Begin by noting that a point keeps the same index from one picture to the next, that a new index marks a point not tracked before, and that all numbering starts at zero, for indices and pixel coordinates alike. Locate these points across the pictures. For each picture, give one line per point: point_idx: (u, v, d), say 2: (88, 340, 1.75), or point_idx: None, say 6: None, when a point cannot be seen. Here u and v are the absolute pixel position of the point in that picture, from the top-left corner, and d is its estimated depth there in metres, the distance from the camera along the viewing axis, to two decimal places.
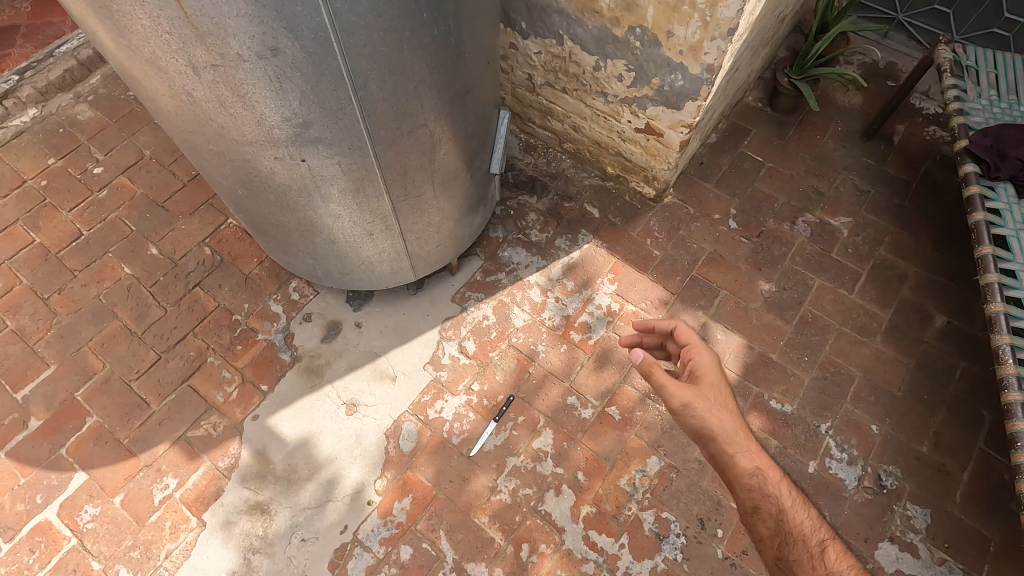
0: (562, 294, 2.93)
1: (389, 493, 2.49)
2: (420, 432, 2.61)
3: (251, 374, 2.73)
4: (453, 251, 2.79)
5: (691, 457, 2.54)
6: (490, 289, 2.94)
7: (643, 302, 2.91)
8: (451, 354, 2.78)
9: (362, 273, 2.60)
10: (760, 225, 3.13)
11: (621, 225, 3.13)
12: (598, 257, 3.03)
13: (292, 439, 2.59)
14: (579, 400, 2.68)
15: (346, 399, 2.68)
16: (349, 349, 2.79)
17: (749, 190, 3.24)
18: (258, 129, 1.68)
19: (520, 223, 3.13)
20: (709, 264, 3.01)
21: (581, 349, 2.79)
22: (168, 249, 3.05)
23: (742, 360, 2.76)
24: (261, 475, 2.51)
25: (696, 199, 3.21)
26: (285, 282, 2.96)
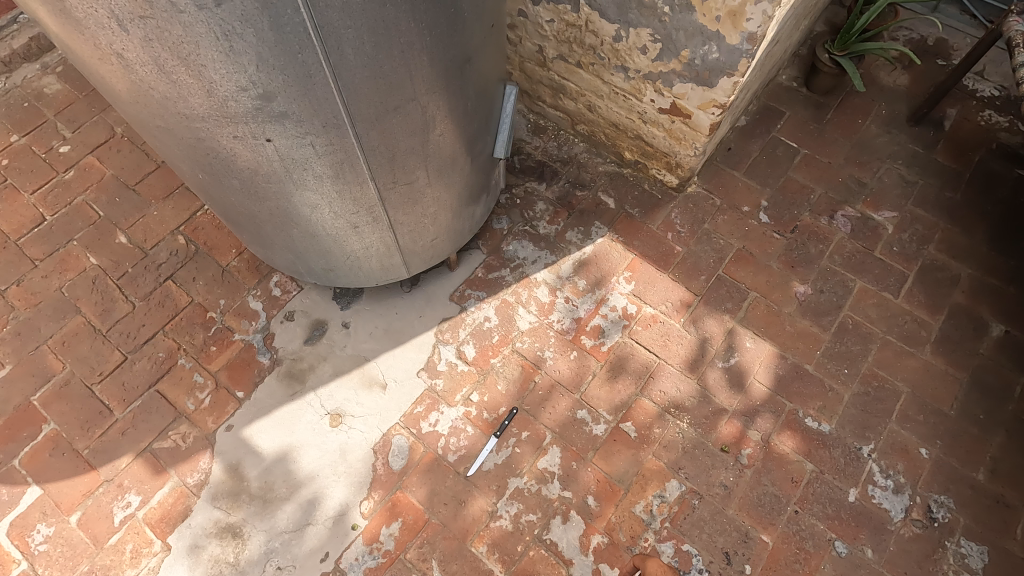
0: (572, 294, 2.63)
1: (376, 517, 2.22)
2: (412, 448, 2.34)
3: (226, 379, 2.46)
4: (452, 245, 2.49)
5: (715, 482, 2.26)
6: (493, 287, 2.65)
7: (663, 304, 2.61)
8: (448, 360, 2.50)
9: (347, 269, 2.30)
10: (794, 219, 2.81)
11: (639, 216, 2.82)
12: (613, 253, 2.73)
13: (269, 453, 2.32)
14: (591, 414, 2.39)
15: (331, 408, 2.41)
16: (335, 353, 2.51)
17: (781, 180, 2.92)
18: (210, 100, 1.38)
19: (527, 213, 2.82)
20: (736, 262, 2.70)
21: (593, 357, 2.50)
22: (138, 237, 2.77)
23: (773, 371, 2.47)
24: (234, 493, 2.25)
25: (722, 188, 2.89)
26: (266, 277, 2.67)
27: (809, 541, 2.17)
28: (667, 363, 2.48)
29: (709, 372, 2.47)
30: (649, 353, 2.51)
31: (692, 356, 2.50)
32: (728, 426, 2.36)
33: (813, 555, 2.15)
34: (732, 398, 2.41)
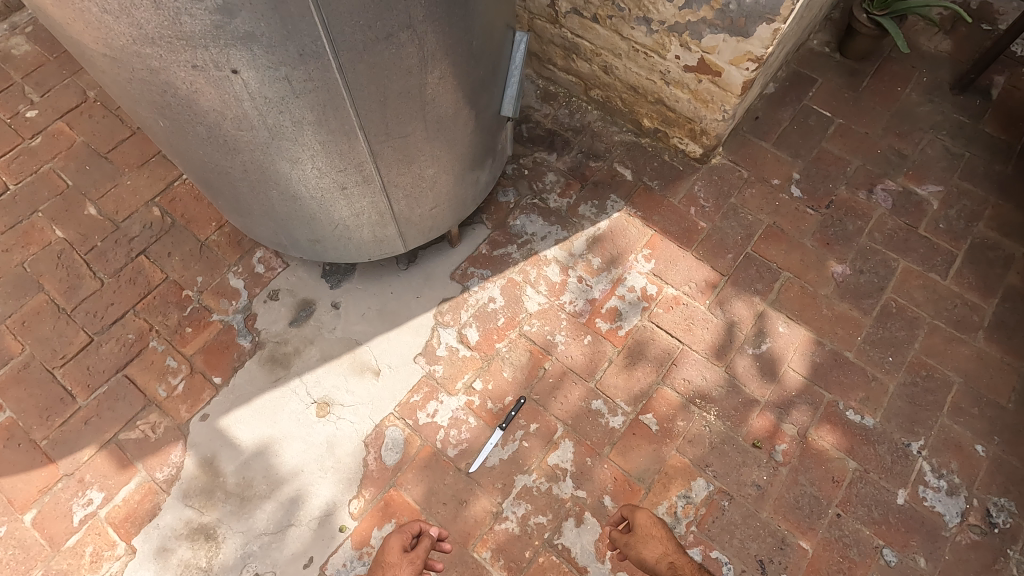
0: (585, 273, 2.38)
1: (366, 518, 1.99)
2: (408, 441, 2.10)
3: (202, 363, 2.21)
4: (454, 218, 2.23)
5: (747, 482, 2.02)
6: (498, 265, 2.40)
7: (686, 285, 2.36)
8: (448, 345, 2.25)
9: (336, 241, 2.04)
10: (829, 193, 2.56)
11: (658, 189, 2.57)
12: (630, 228, 2.48)
13: (248, 446, 2.08)
14: (607, 405, 2.15)
15: (317, 397, 2.17)
16: (323, 336, 2.27)
17: (814, 151, 2.67)
18: (157, 12, 1.13)
19: (536, 185, 2.57)
20: (766, 240, 2.45)
21: (609, 342, 2.25)
22: (109, 209, 2.52)
23: (810, 358, 2.22)
24: (208, 490, 2.01)
25: (750, 160, 2.64)
26: (249, 252, 2.42)
27: (853, 549, 1.93)
28: (691, 349, 2.24)
29: (739, 359, 2.22)
30: (671, 338, 2.26)
31: (719, 342, 2.25)
32: (760, 419, 2.11)
33: (857, 564, 1.91)
34: (764, 388, 2.16)
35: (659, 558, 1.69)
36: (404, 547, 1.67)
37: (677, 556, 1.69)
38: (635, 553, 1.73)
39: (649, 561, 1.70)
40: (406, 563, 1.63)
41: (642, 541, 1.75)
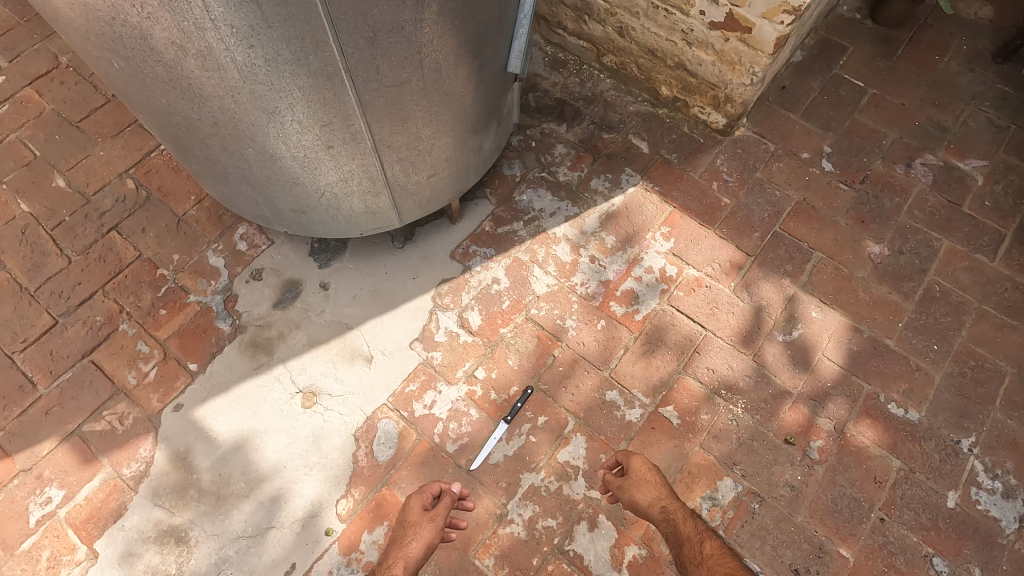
0: (598, 253, 2.17)
1: (355, 520, 1.79)
2: (403, 435, 1.90)
3: (176, 349, 2.01)
4: (455, 188, 2.02)
5: (779, 482, 1.82)
6: (502, 244, 2.19)
7: (709, 265, 2.15)
8: (448, 330, 2.05)
9: (324, 211, 1.82)
10: (863, 167, 2.35)
11: (677, 163, 2.36)
12: (647, 204, 2.27)
13: (225, 440, 1.88)
14: (623, 396, 1.94)
15: (303, 386, 1.96)
16: (310, 319, 2.06)
17: (846, 123, 2.45)
18: None
19: (544, 157, 2.36)
20: (796, 217, 2.24)
21: (625, 327, 2.05)
22: (80, 181, 2.32)
23: (846, 346, 2.01)
24: (179, 489, 1.81)
25: (776, 132, 2.43)
26: (230, 228, 2.22)
27: (899, 557, 1.73)
28: (715, 335, 2.03)
29: (768, 347, 2.01)
30: (693, 323, 2.05)
31: (746, 328, 2.04)
32: (793, 413, 1.91)
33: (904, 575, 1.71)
34: (797, 378, 1.96)
35: (654, 504, 1.62)
36: (424, 506, 1.64)
37: (673, 503, 1.63)
38: (628, 497, 1.65)
39: (642, 506, 1.62)
40: (427, 521, 1.60)
41: (635, 485, 1.66)
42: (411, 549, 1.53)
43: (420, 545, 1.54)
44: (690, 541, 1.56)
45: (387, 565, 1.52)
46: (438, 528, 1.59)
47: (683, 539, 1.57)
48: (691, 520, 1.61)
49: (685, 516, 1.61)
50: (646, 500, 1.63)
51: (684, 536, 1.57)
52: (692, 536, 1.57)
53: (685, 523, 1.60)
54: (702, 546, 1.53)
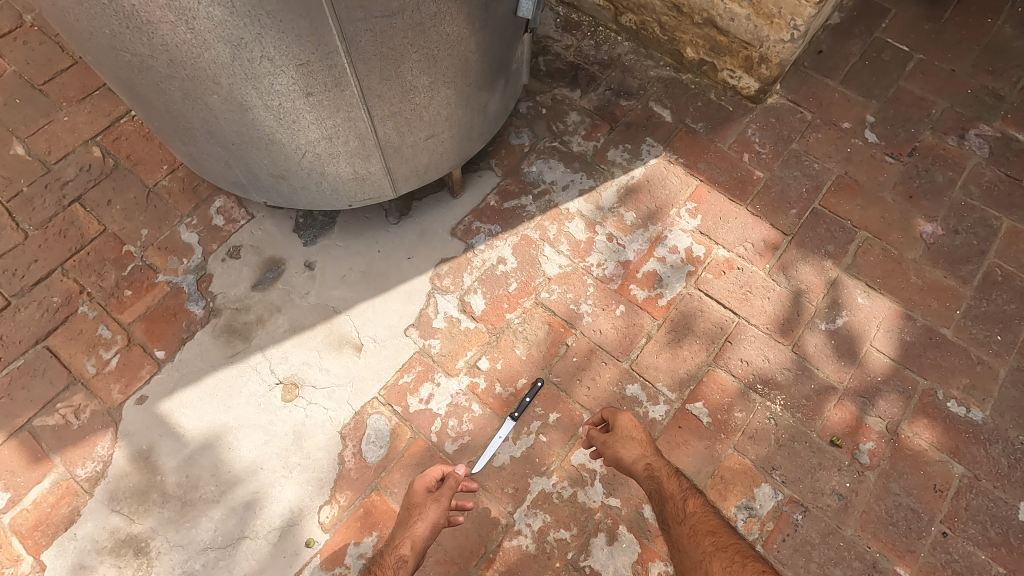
0: (616, 231, 1.94)
1: (340, 530, 1.57)
2: (395, 433, 1.67)
3: (141, 334, 1.79)
4: (457, 155, 1.78)
5: (826, 490, 1.59)
6: (509, 220, 1.96)
7: (741, 245, 1.92)
8: (447, 315, 1.82)
9: (306, 175, 1.58)
10: (911, 139, 2.11)
11: (704, 133, 2.12)
12: (671, 178, 2.03)
13: (194, 436, 1.66)
14: (645, 390, 1.71)
15: (284, 376, 1.74)
16: (293, 302, 1.83)
17: (890, 91, 2.21)
18: None
19: (556, 125, 2.13)
20: (838, 193, 2.01)
21: (647, 313, 1.82)
22: (40, 148, 2.08)
23: (897, 337, 1.78)
24: (140, 492, 1.59)
25: (814, 100, 2.19)
26: (206, 201, 1.99)
27: None
28: (749, 323, 1.80)
29: (809, 337, 1.78)
30: (723, 309, 1.82)
31: (783, 315, 1.81)
32: (839, 411, 1.68)
33: None
34: (842, 372, 1.73)
35: (638, 460, 1.47)
36: (428, 488, 1.47)
37: (658, 461, 1.47)
38: (610, 452, 1.50)
39: (626, 462, 1.47)
40: (431, 502, 1.43)
41: (620, 442, 1.51)
42: (418, 529, 1.38)
43: (425, 526, 1.38)
44: (672, 498, 1.39)
45: (393, 548, 1.37)
46: (444, 508, 1.42)
47: (665, 495, 1.40)
48: (677, 478, 1.44)
49: (671, 474, 1.45)
50: (629, 457, 1.47)
51: (667, 492, 1.40)
52: (675, 493, 1.40)
53: (670, 479, 1.43)
54: (687, 505, 1.37)
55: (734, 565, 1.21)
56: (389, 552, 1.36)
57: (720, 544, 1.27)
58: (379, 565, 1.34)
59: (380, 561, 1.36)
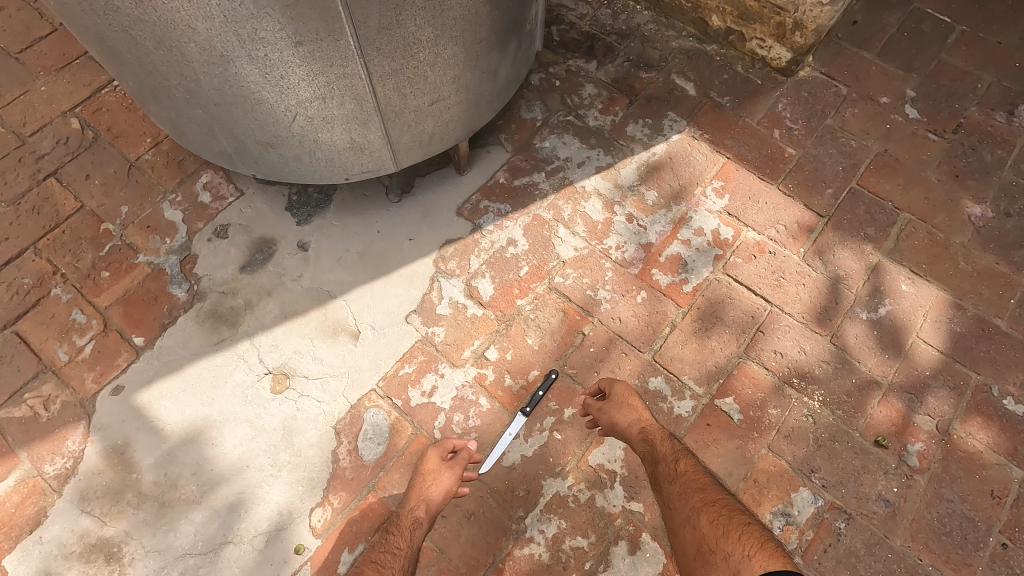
0: (637, 211, 1.78)
1: (333, 535, 1.42)
2: (395, 429, 1.52)
3: (119, 319, 1.64)
4: (465, 125, 1.62)
5: (871, 495, 1.44)
6: (520, 199, 1.81)
7: (773, 228, 1.76)
8: (452, 300, 1.67)
9: (298, 143, 1.43)
10: (956, 115, 1.95)
11: (731, 107, 1.96)
12: (695, 154, 1.88)
13: (174, 431, 1.51)
14: (670, 384, 1.56)
15: (273, 366, 1.59)
16: (284, 286, 1.68)
17: (932, 64, 2.04)
18: None
19: (570, 98, 1.97)
20: (877, 172, 1.85)
21: (671, 299, 1.66)
22: (14, 119, 1.92)
23: (946, 328, 1.62)
24: (114, 492, 1.44)
25: (849, 73, 2.02)
26: (192, 176, 1.83)
27: None
28: (783, 311, 1.64)
29: (849, 328, 1.62)
30: (755, 296, 1.67)
31: (820, 303, 1.65)
32: (884, 408, 1.53)
33: None
34: (887, 365, 1.57)
35: (632, 425, 1.40)
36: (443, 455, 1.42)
37: (653, 426, 1.41)
38: (604, 418, 1.42)
39: (620, 427, 1.40)
40: (446, 469, 1.38)
41: (615, 407, 1.43)
42: (432, 493, 1.35)
43: (440, 491, 1.35)
44: (665, 461, 1.35)
45: (406, 508, 1.35)
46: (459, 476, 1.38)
47: (658, 457, 1.36)
48: (674, 443, 1.39)
49: (667, 439, 1.39)
50: (623, 422, 1.40)
51: (660, 454, 1.36)
52: (670, 456, 1.36)
53: (663, 443, 1.38)
54: (679, 468, 1.33)
55: (721, 519, 1.21)
56: (403, 514, 1.33)
57: (710, 501, 1.25)
58: (395, 525, 1.32)
59: (396, 520, 1.33)
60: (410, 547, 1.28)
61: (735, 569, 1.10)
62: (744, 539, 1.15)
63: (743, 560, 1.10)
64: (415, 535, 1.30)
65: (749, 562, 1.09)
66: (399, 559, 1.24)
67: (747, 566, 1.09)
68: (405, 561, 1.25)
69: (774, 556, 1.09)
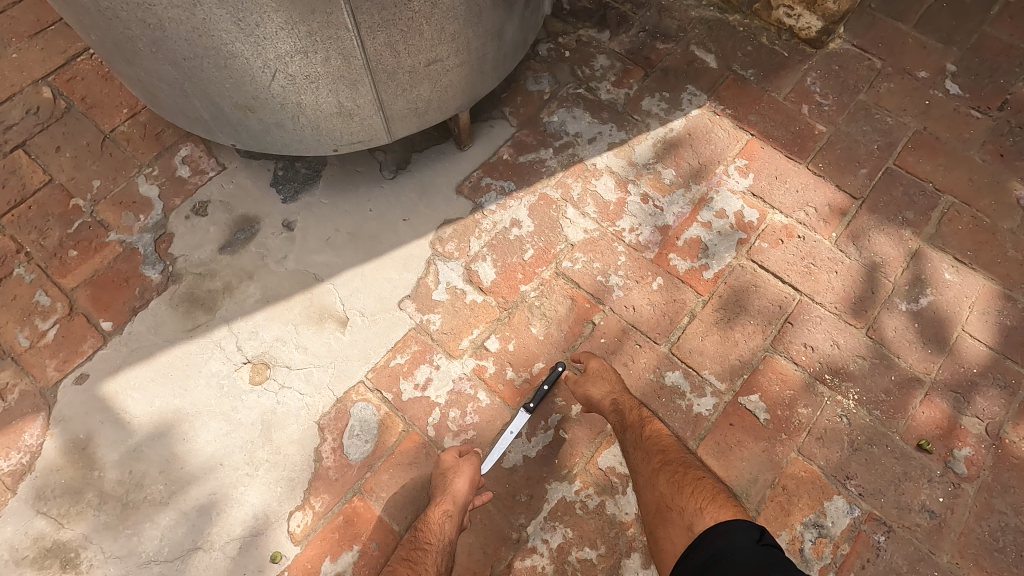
0: (652, 190, 1.63)
1: (314, 542, 1.28)
2: (385, 426, 1.38)
3: (87, 302, 1.50)
4: (466, 92, 1.47)
5: (913, 506, 1.30)
6: (525, 176, 1.66)
7: (802, 210, 1.61)
8: (450, 285, 1.52)
9: (279, 106, 1.28)
10: (1001, 91, 1.78)
11: (755, 81, 1.80)
12: (717, 131, 1.72)
13: (142, 425, 1.37)
14: (688, 379, 1.42)
15: (252, 355, 1.44)
16: (267, 268, 1.53)
17: (973, 37, 1.86)
18: None
19: (581, 70, 1.82)
20: (916, 151, 1.69)
21: (690, 287, 1.51)
22: None
23: (995, 321, 1.47)
24: (73, 491, 1.30)
25: (883, 45, 1.86)
26: (170, 149, 1.69)
27: None
28: (814, 301, 1.49)
29: (887, 320, 1.47)
30: (782, 284, 1.51)
31: (855, 292, 1.50)
32: (926, 409, 1.38)
33: None
34: (929, 361, 1.42)
35: (606, 397, 1.29)
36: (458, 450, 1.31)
37: (626, 396, 1.30)
38: (579, 391, 1.32)
39: (594, 400, 1.30)
40: (465, 462, 1.27)
41: (590, 380, 1.33)
42: (457, 486, 1.22)
43: (465, 483, 1.23)
44: (633, 429, 1.25)
45: (431, 503, 1.23)
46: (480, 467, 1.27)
47: (626, 425, 1.26)
48: (646, 412, 1.29)
49: (639, 407, 1.29)
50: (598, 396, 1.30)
51: (630, 423, 1.26)
52: (639, 423, 1.26)
53: (633, 412, 1.28)
54: (648, 434, 1.24)
55: (677, 476, 1.15)
56: (431, 508, 1.22)
57: (670, 461, 1.18)
58: (423, 521, 1.21)
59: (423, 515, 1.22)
60: (443, 543, 1.18)
61: (689, 523, 1.07)
62: (699, 493, 1.10)
63: (696, 513, 1.07)
64: (446, 530, 1.19)
65: (701, 515, 1.06)
66: (432, 557, 1.15)
67: (700, 519, 1.05)
68: (439, 559, 1.15)
69: (724, 507, 1.06)
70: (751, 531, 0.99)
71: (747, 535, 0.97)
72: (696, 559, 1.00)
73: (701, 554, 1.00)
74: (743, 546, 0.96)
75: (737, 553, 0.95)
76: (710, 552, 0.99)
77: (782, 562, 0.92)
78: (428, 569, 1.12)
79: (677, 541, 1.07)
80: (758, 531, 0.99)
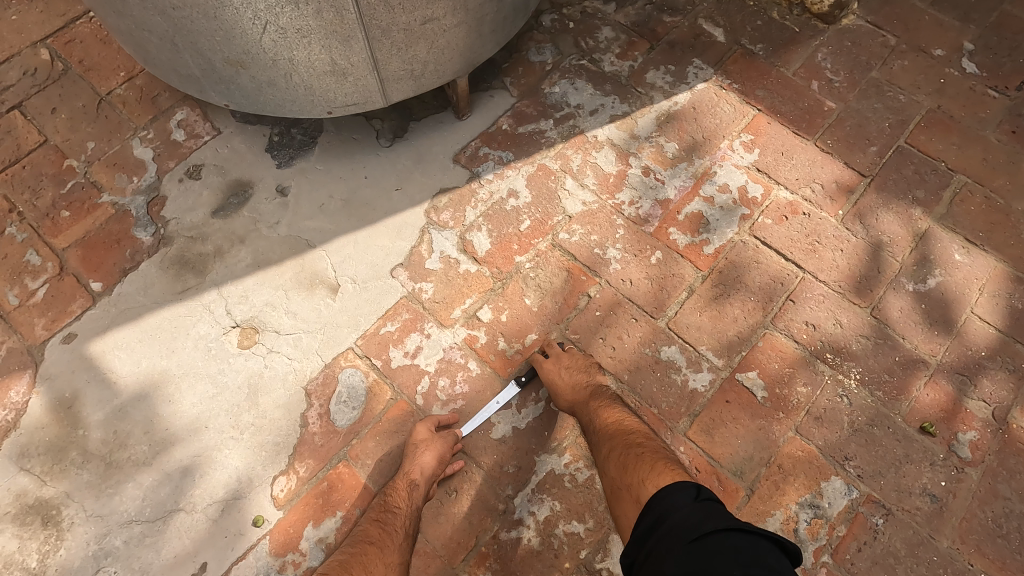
0: (654, 163, 1.59)
1: (296, 508, 1.26)
2: (372, 393, 1.36)
3: (77, 262, 1.49)
4: (462, 57, 1.44)
5: (914, 489, 1.26)
6: (524, 146, 1.62)
7: (808, 186, 1.56)
8: (443, 254, 1.49)
9: (270, 62, 1.25)
10: (1020, 70, 1.71)
11: (764, 55, 1.75)
12: (722, 106, 1.67)
13: (128, 385, 1.35)
14: (684, 355, 1.38)
15: (240, 319, 1.42)
16: (259, 233, 1.51)
17: (992, 15, 1.79)
18: None
19: (585, 41, 1.78)
20: (929, 130, 1.63)
21: (688, 262, 1.47)
22: None
23: (1005, 304, 1.42)
24: (57, 449, 1.29)
25: (899, 22, 1.79)
26: (166, 113, 1.67)
27: None
28: (816, 280, 1.45)
29: (893, 300, 1.42)
30: (785, 261, 1.47)
31: (860, 271, 1.46)
32: (930, 391, 1.33)
33: None
34: (935, 343, 1.38)
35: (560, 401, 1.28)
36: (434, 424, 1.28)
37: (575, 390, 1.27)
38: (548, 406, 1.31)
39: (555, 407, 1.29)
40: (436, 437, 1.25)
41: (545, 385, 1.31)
42: (425, 459, 1.21)
43: (433, 456, 1.22)
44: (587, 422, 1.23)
45: (399, 473, 1.22)
46: (451, 443, 1.25)
47: (586, 426, 1.24)
48: (596, 399, 1.25)
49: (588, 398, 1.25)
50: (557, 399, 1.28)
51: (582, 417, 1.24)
52: (591, 414, 1.23)
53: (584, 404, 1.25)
54: (601, 423, 1.21)
55: (624, 456, 1.12)
56: (399, 476, 1.21)
57: (617, 443, 1.15)
58: (389, 488, 1.20)
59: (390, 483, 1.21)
60: (411, 509, 1.17)
61: (636, 496, 1.04)
62: (641, 466, 1.07)
63: (640, 485, 1.04)
64: (413, 498, 1.18)
65: (644, 485, 1.03)
66: (401, 520, 1.15)
67: (644, 490, 1.02)
68: (406, 522, 1.15)
69: (664, 472, 1.03)
70: (688, 489, 0.94)
71: (684, 494, 0.93)
72: (643, 523, 0.95)
73: (647, 517, 0.95)
74: (682, 504, 0.92)
75: (678, 512, 0.91)
76: (655, 514, 0.94)
77: (720, 514, 0.88)
78: (396, 533, 1.12)
79: (631, 515, 1.04)
80: (695, 487, 0.95)
